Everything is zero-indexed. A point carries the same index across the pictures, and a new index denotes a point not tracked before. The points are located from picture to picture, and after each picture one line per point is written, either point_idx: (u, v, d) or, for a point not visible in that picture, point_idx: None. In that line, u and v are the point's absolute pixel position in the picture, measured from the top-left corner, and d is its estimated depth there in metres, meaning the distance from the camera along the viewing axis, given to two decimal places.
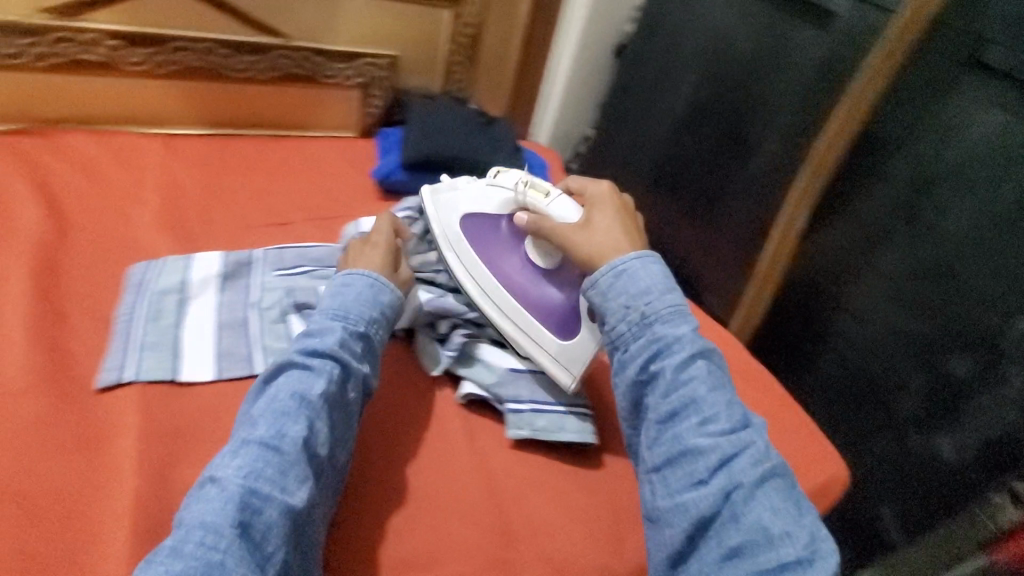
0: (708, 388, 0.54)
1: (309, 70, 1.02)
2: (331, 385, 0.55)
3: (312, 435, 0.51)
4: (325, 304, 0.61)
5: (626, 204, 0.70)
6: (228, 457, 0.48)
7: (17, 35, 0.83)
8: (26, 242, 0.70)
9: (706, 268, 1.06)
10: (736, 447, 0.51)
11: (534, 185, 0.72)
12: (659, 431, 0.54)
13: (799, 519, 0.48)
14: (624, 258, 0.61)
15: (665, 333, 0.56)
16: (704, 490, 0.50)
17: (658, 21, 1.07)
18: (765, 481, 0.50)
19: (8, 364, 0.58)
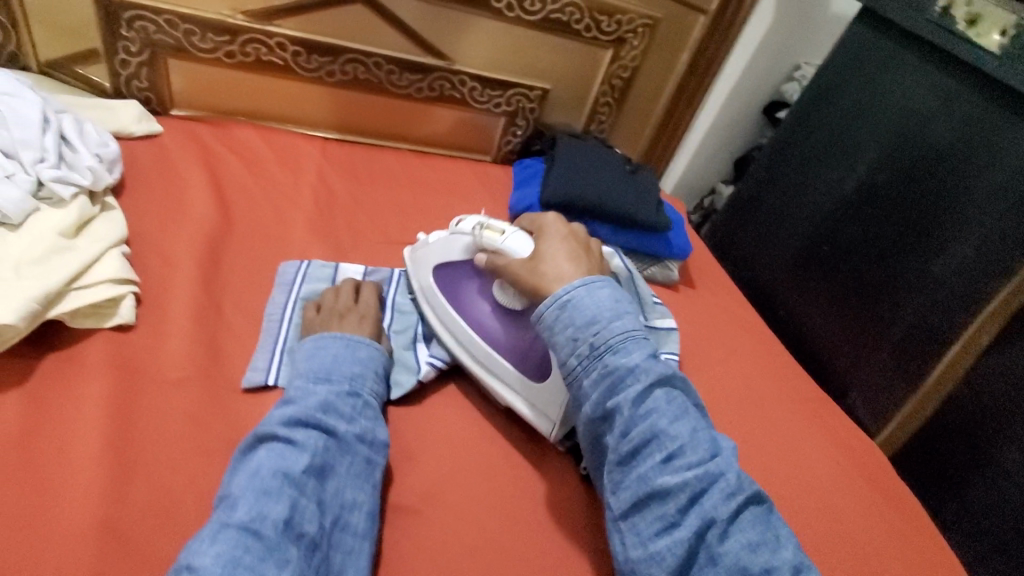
0: (669, 419, 0.51)
1: (463, 94, 1.04)
2: (313, 455, 0.51)
3: (295, 513, 0.47)
4: (304, 368, 0.59)
5: (577, 232, 0.66)
6: (205, 543, 0.43)
7: (213, 31, 0.88)
8: (197, 232, 0.73)
9: (855, 365, 0.96)
10: (707, 480, 0.48)
11: (489, 226, 0.67)
12: (622, 474, 0.51)
13: (777, 547, 0.47)
14: (569, 287, 0.57)
15: (620, 366, 0.52)
16: (677, 533, 0.47)
17: (837, 91, 1.00)
18: (737, 512, 0.47)
19: (169, 354, 0.59)
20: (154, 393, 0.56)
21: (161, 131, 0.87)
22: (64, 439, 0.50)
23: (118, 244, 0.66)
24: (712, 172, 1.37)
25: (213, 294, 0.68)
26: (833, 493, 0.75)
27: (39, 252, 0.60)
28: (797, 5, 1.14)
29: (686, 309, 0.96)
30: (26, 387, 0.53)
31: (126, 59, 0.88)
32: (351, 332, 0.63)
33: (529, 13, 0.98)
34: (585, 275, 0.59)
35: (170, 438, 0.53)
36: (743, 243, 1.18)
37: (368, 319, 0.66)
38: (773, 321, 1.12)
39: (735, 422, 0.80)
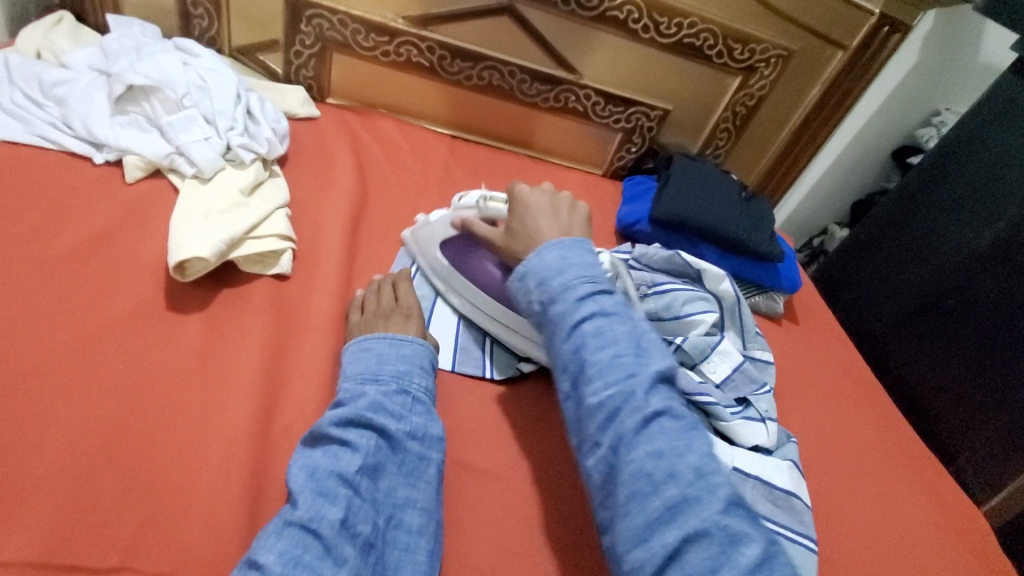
0: (593, 348, 0.50)
1: (585, 107, 1.08)
2: (366, 456, 0.51)
3: (350, 513, 0.47)
4: (351, 371, 0.59)
5: (556, 202, 0.67)
6: (270, 538, 0.44)
7: (375, 32, 0.98)
8: (343, 205, 0.81)
9: (968, 428, 0.90)
10: (623, 399, 0.47)
11: (493, 198, 0.78)
12: (565, 405, 0.52)
13: (686, 455, 0.46)
14: (523, 261, 0.58)
15: (557, 313, 0.53)
16: (599, 450, 0.47)
17: (985, 141, 0.95)
18: (651, 423, 0.47)
19: (316, 305, 0.67)
20: (301, 335, 0.64)
21: (318, 115, 0.98)
22: (231, 361, 0.59)
23: (282, 206, 0.75)
24: (827, 212, 1.33)
25: (353, 261, 0.76)
26: (934, 559, 0.70)
27: (224, 204, 0.71)
28: (945, 47, 1.09)
29: (787, 343, 0.94)
30: (206, 312, 0.62)
31: (300, 51, 1.00)
32: (389, 333, 0.63)
33: (664, 36, 1.01)
34: (556, 238, 0.60)
35: (310, 376, 0.60)
36: (856, 285, 1.13)
37: (414, 316, 0.66)
38: (878, 370, 1.07)
39: (833, 463, 0.77)
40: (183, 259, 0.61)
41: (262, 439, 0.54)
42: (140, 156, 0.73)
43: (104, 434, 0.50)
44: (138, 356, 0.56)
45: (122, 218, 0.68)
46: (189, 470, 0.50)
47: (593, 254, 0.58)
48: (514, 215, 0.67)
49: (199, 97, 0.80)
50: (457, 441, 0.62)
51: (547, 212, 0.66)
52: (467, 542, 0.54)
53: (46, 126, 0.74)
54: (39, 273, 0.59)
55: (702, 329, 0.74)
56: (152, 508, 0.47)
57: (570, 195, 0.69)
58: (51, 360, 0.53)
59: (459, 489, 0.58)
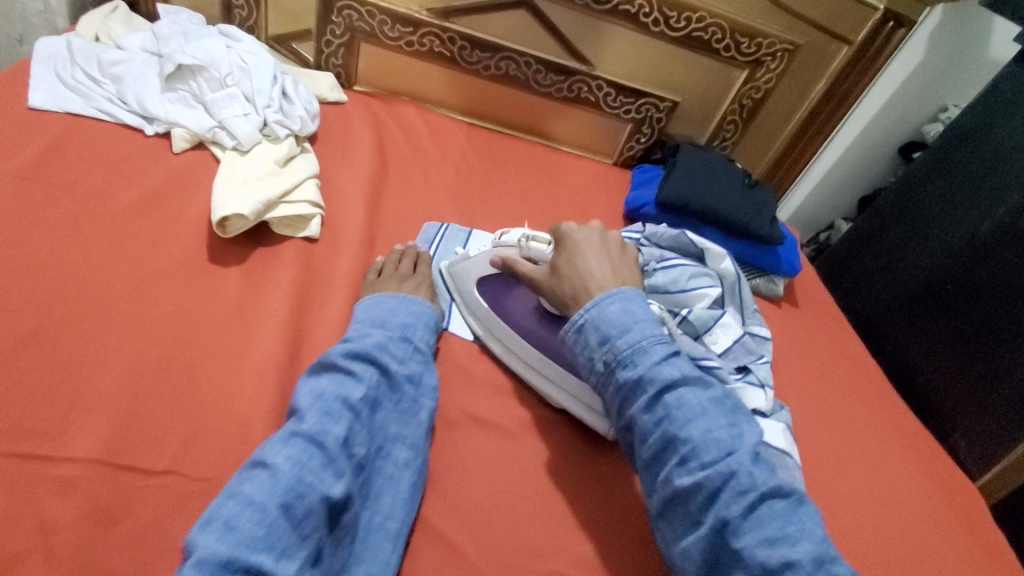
0: (680, 422, 0.52)
1: (597, 98, 1.14)
2: (369, 387, 0.56)
3: (350, 433, 0.53)
4: (362, 317, 0.64)
5: (606, 243, 0.66)
6: (277, 444, 0.49)
7: (401, 23, 1.05)
8: (366, 181, 0.88)
9: (961, 411, 0.93)
10: (721, 479, 0.49)
11: (533, 236, 0.71)
12: (651, 477, 0.54)
13: (800, 541, 0.47)
14: (582, 311, 0.59)
15: (629, 378, 0.55)
16: (700, 529, 0.50)
17: (986, 128, 0.98)
18: (755, 507, 0.48)
19: (339, 266, 0.74)
20: (327, 291, 0.70)
21: (345, 100, 1.05)
22: (263, 307, 0.65)
23: (313, 177, 0.82)
24: (833, 206, 1.36)
25: (374, 232, 0.82)
26: (922, 524, 0.73)
27: (261, 172, 0.78)
28: (952, 43, 1.12)
29: (785, 323, 0.98)
30: (242, 265, 0.69)
31: (330, 40, 1.07)
32: (397, 295, 0.69)
33: (673, 29, 1.06)
34: (613, 288, 0.61)
35: (333, 326, 0.66)
36: (858, 273, 1.16)
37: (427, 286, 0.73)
38: (879, 356, 1.10)
39: (821, 431, 0.81)
40: (225, 216, 0.68)
41: (291, 377, 0.60)
42: (185, 129, 0.81)
43: (154, 359, 0.57)
44: (184, 298, 0.63)
45: (169, 183, 0.75)
46: (228, 396, 0.56)
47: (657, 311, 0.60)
48: (564, 257, 0.66)
49: (240, 77, 0.87)
50: (465, 393, 0.68)
51: (597, 251, 0.65)
52: (472, 479, 0.60)
53: (104, 101, 0.82)
54: (98, 224, 0.66)
55: (706, 303, 0.78)
56: (196, 425, 0.53)
57: (619, 237, 0.68)
58: (110, 298, 0.60)
59: (467, 434, 0.64)
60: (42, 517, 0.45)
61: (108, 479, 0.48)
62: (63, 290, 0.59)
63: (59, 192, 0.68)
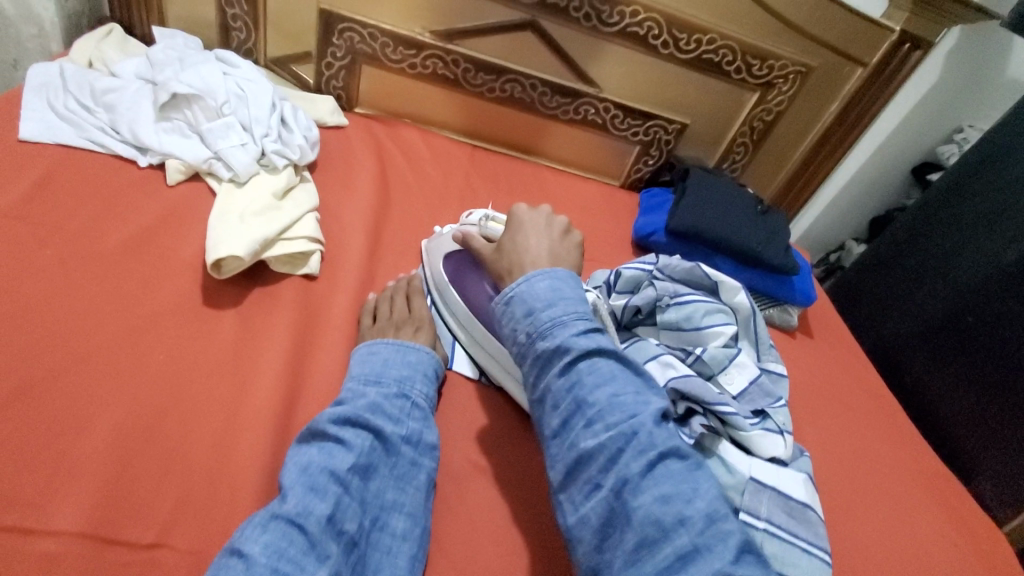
0: (589, 386, 0.52)
1: (604, 120, 1.11)
2: (359, 455, 0.53)
3: (337, 510, 0.50)
4: (356, 372, 0.61)
5: (552, 226, 0.69)
6: (256, 530, 0.47)
7: (404, 46, 1.02)
8: (367, 211, 0.85)
9: (988, 451, 0.90)
10: (624, 440, 0.49)
11: (494, 219, 0.77)
12: (557, 447, 0.53)
13: (694, 499, 0.46)
14: (512, 284, 0.60)
15: (548, 347, 0.55)
16: (600, 493, 0.49)
17: (1005, 158, 0.95)
18: (652, 467, 0.48)
19: (339, 305, 0.70)
20: (326, 333, 0.67)
21: (346, 124, 1.02)
22: (260, 354, 0.62)
23: (312, 210, 0.79)
24: (845, 226, 1.33)
25: (375, 265, 0.79)
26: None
27: (260, 206, 0.75)
28: (968, 64, 1.09)
29: (801, 356, 0.94)
30: (238, 307, 0.66)
31: (331, 62, 1.05)
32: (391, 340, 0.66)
33: (682, 52, 1.03)
34: (545, 266, 0.62)
35: (333, 373, 0.63)
36: (874, 300, 1.13)
37: (424, 329, 0.69)
38: (896, 389, 1.07)
39: (843, 475, 0.78)
40: (220, 257, 0.65)
41: (289, 432, 0.57)
42: (180, 160, 0.78)
43: (144, 417, 0.53)
44: (177, 347, 0.60)
45: (164, 218, 0.72)
46: (223, 456, 0.53)
47: (582, 288, 0.60)
48: (507, 233, 0.69)
49: (237, 105, 0.84)
50: (473, 442, 0.64)
51: (542, 232, 0.67)
52: (481, 540, 0.57)
53: (96, 131, 0.79)
54: (89, 267, 0.63)
55: (721, 340, 0.75)
56: (188, 491, 0.50)
57: (568, 221, 0.70)
58: (99, 349, 0.57)
59: (475, 489, 0.60)
60: None
61: (93, 556, 0.45)
62: (50, 342, 0.56)
63: (48, 232, 0.65)
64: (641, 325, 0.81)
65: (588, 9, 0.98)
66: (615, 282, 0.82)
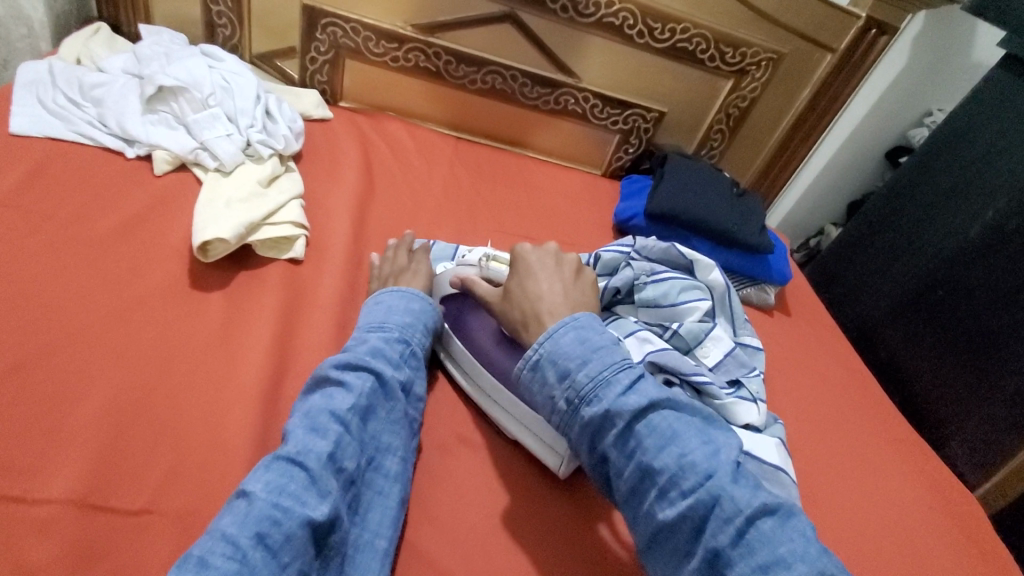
0: (652, 449, 0.50)
1: (584, 109, 1.14)
2: (359, 396, 0.55)
3: (337, 448, 0.51)
4: (366, 319, 0.65)
5: (561, 267, 0.66)
6: (259, 472, 0.48)
7: (386, 39, 1.04)
8: (352, 199, 0.87)
9: (959, 417, 0.93)
10: (705, 508, 0.47)
11: (494, 257, 0.72)
12: (632, 512, 0.51)
13: (794, 563, 0.44)
14: (537, 343, 0.57)
15: (594, 414, 0.52)
16: (692, 563, 0.47)
17: (966, 135, 0.99)
18: (741, 533, 0.45)
19: (325, 286, 0.72)
20: (312, 313, 0.69)
21: (331, 117, 1.04)
22: (247, 333, 0.64)
23: (297, 197, 0.81)
24: (823, 211, 1.36)
25: (360, 249, 0.81)
26: (921, 533, 0.73)
27: (245, 193, 0.77)
28: (935, 49, 1.13)
29: (778, 333, 0.97)
30: (224, 289, 0.68)
31: (315, 57, 1.07)
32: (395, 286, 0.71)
33: (658, 41, 1.06)
34: (566, 315, 0.59)
35: (319, 350, 0.65)
36: (849, 280, 1.16)
37: (419, 275, 0.74)
38: (871, 362, 1.10)
39: (816, 442, 0.80)
40: (206, 240, 0.67)
41: (277, 405, 0.59)
42: (167, 150, 0.80)
43: (135, 390, 0.55)
44: (166, 326, 0.61)
45: (152, 205, 0.74)
46: (213, 425, 0.55)
47: (614, 334, 0.58)
48: (517, 279, 0.65)
49: (223, 97, 0.86)
50: (458, 415, 0.67)
51: (551, 273, 0.64)
52: (464, 505, 0.59)
53: (84, 124, 0.81)
54: (79, 251, 0.65)
55: (696, 315, 0.78)
56: (179, 458, 0.52)
57: (577, 260, 0.68)
58: (90, 328, 0.59)
59: (458, 459, 0.63)
60: (16, 561, 0.43)
61: (86, 519, 0.47)
62: (42, 321, 0.58)
63: (38, 219, 0.67)
64: (621, 305, 0.82)
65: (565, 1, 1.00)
66: (594, 265, 0.83)
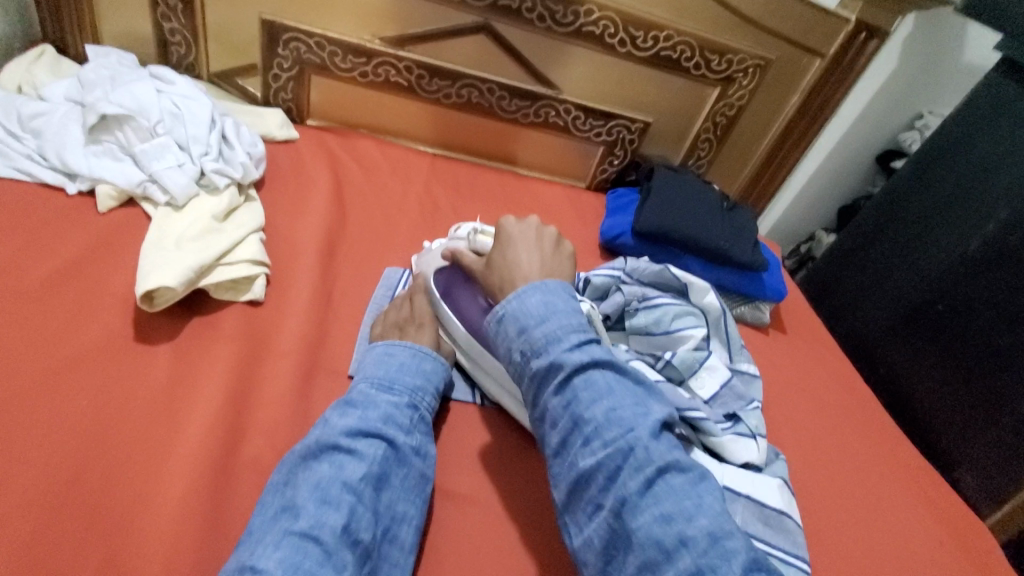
0: (586, 402, 0.49)
1: (565, 122, 1.09)
2: (372, 464, 0.51)
3: (352, 520, 0.47)
4: (372, 374, 0.59)
5: (543, 236, 0.64)
6: (269, 547, 0.44)
7: (353, 54, 0.98)
8: (319, 227, 0.81)
9: (966, 442, 0.89)
10: (622, 459, 0.46)
11: (483, 231, 0.73)
12: (558, 464, 0.50)
13: (697, 517, 0.44)
14: (502, 301, 0.56)
15: (541, 366, 0.51)
16: (601, 514, 0.46)
17: (966, 144, 0.95)
18: (651, 486, 0.45)
19: (287, 330, 0.66)
20: (273, 363, 0.63)
21: (297, 137, 0.98)
22: (198, 391, 0.58)
23: (256, 231, 0.75)
24: (815, 217, 1.32)
25: (329, 283, 0.75)
26: (935, 569, 0.69)
27: (197, 231, 0.71)
28: (925, 51, 1.09)
29: (775, 352, 0.93)
30: (173, 341, 0.61)
31: (278, 74, 1.00)
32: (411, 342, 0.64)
33: (640, 50, 1.01)
34: (537, 280, 0.57)
35: (280, 405, 0.59)
36: (846, 291, 1.12)
37: (428, 327, 0.66)
38: (871, 381, 1.06)
39: (822, 473, 0.76)
40: (151, 288, 0.61)
41: (232, 475, 0.53)
42: (112, 184, 0.74)
43: (66, 470, 0.49)
44: (105, 390, 0.55)
45: (94, 248, 0.68)
46: (156, 506, 0.49)
47: (574, 298, 0.56)
48: (497, 245, 0.63)
49: (173, 124, 0.80)
50: (439, 463, 0.60)
51: (531, 243, 0.63)
52: (444, 574, 0.52)
53: (20, 158, 0.74)
54: (8, 306, 0.59)
55: (691, 343, 0.73)
56: (114, 549, 0.46)
57: (559, 234, 0.66)
58: (16, 399, 0.52)
59: (438, 515, 0.56)
60: None
61: None
62: None
63: None
64: (611, 332, 0.78)
65: (542, 10, 0.95)
66: (583, 289, 0.79)
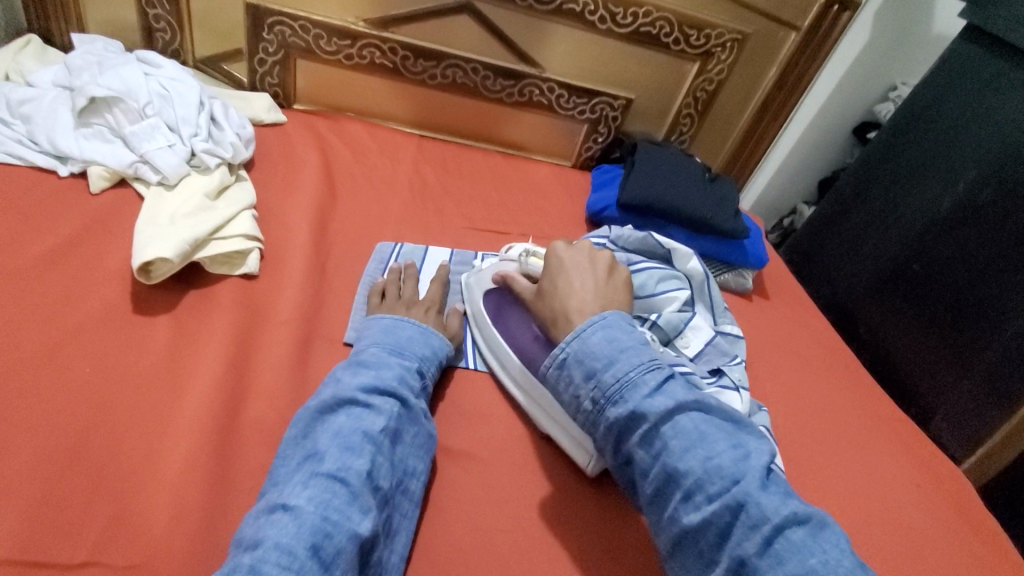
0: (678, 452, 0.48)
1: (550, 100, 1.10)
2: (389, 419, 0.52)
3: (375, 467, 0.49)
4: (381, 339, 0.61)
5: (600, 264, 0.63)
6: (297, 487, 0.46)
7: (338, 36, 0.99)
8: (309, 205, 0.82)
9: (943, 392, 0.93)
10: (730, 512, 0.45)
11: (535, 253, 0.73)
12: (657, 513, 0.49)
13: (824, 573, 0.41)
14: (565, 344, 0.55)
15: (620, 415, 0.50)
16: (716, 570, 0.44)
17: (935, 107, 0.98)
18: (770, 541, 0.43)
19: (283, 301, 0.68)
20: (270, 332, 0.64)
21: (284, 121, 0.99)
22: (198, 358, 0.59)
23: (248, 208, 0.76)
24: (796, 190, 1.35)
25: (321, 257, 0.77)
26: (912, 511, 0.72)
27: (190, 208, 0.72)
28: (897, 23, 1.12)
29: (759, 317, 0.95)
30: (171, 313, 0.63)
31: (263, 58, 1.01)
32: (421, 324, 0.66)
33: (619, 26, 1.03)
34: (596, 315, 0.56)
35: (278, 371, 0.61)
36: (827, 257, 1.15)
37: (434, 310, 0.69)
38: (852, 341, 1.10)
39: (804, 427, 0.79)
40: (147, 261, 0.62)
41: (234, 435, 0.55)
42: (104, 166, 0.75)
43: (73, 432, 0.51)
44: (107, 358, 0.57)
45: (87, 227, 0.69)
46: (162, 466, 0.51)
47: (642, 336, 0.55)
48: (551, 275, 0.63)
49: (162, 106, 0.81)
50: (437, 422, 0.62)
51: (585, 271, 0.62)
52: (444, 522, 0.54)
53: (11, 143, 0.75)
54: (7, 282, 0.60)
55: (676, 305, 0.75)
56: (124, 504, 0.48)
57: (613, 258, 0.65)
58: (20, 367, 0.54)
59: (436, 470, 0.58)
60: None
61: None
62: None
63: None
64: None
65: None
66: None
